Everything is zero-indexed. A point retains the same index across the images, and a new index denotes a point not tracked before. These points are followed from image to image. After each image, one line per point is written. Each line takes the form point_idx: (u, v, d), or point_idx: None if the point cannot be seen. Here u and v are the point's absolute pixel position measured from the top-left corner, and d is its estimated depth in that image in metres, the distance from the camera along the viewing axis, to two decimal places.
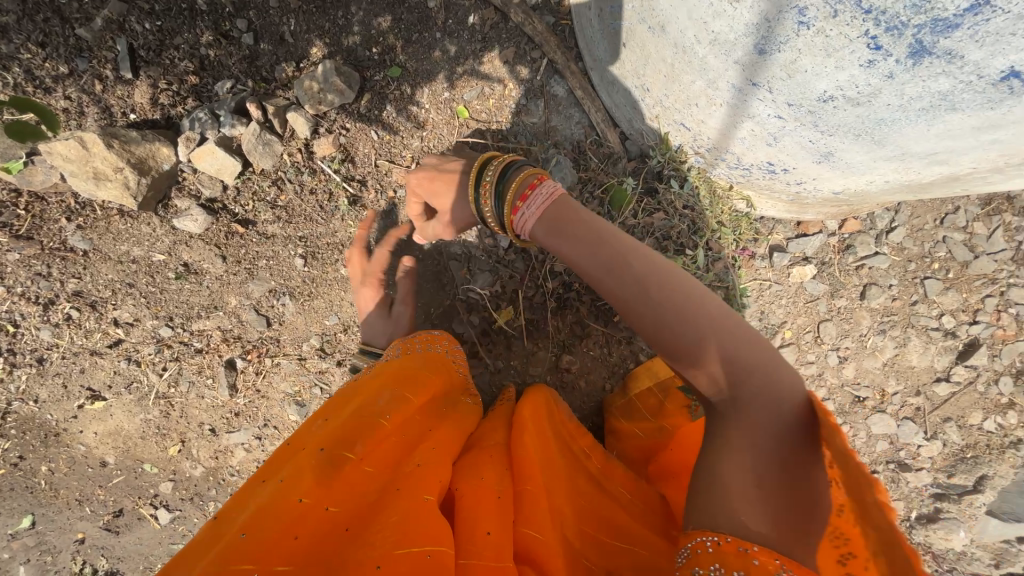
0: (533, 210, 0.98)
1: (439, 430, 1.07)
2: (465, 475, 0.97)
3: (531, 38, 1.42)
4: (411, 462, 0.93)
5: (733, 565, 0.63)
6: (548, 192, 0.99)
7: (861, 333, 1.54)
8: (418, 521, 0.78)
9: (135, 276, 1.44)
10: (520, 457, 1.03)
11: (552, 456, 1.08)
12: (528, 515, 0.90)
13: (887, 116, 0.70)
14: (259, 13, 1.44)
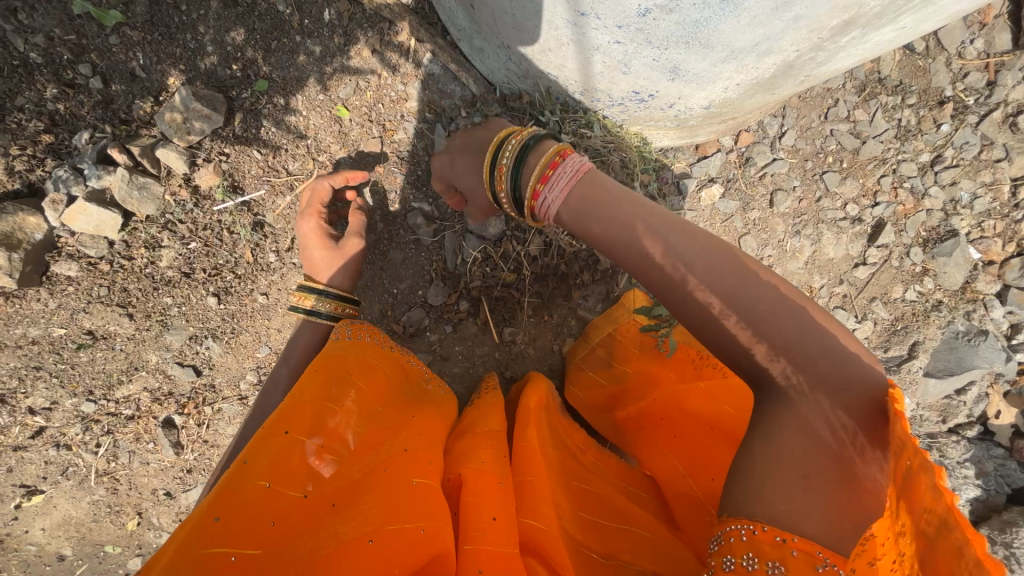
0: (558, 191, 0.90)
1: (422, 418, 1.07)
2: (457, 465, 0.94)
3: (392, 21, 1.39)
4: (395, 448, 0.93)
5: (767, 554, 0.62)
6: (574, 170, 0.92)
7: (779, 239, 1.60)
8: (411, 508, 0.77)
9: (39, 358, 1.35)
10: (523, 446, 1.03)
11: (550, 446, 1.09)
12: (529, 504, 0.88)
13: (699, 16, 0.71)
14: (101, 53, 1.35)
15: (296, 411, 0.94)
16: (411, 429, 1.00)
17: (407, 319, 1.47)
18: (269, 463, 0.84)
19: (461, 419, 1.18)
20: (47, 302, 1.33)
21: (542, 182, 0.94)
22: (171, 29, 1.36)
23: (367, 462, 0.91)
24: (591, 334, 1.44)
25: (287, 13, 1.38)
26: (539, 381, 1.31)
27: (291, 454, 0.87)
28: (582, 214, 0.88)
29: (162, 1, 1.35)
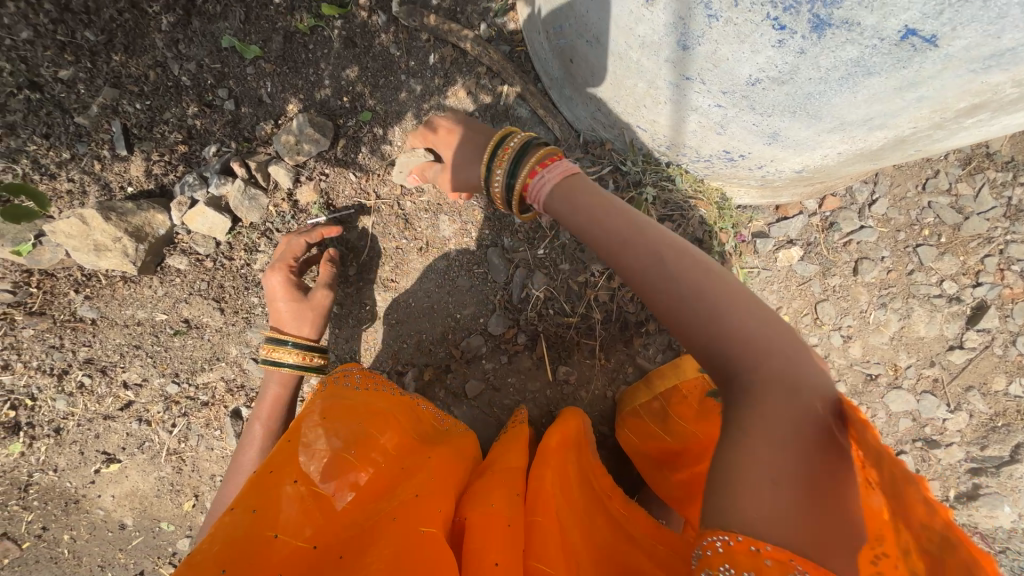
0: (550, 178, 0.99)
1: (436, 457, 1.08)
2: (468, 506, 0.96)
3: (490, 67, 1.50)
4: (405, 492, 0.94)
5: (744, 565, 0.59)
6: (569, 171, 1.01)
7: (862, 309, 1.50)
8: (413, 556, 0.77)
9: (141, 338, 1.50)
10: (534, 487, 1.03)
11: (568, 489, 1.08)
12: (539, 549, 0.88)
13: (813, 89, 0.71)
14: (238, 80, 1.56)
15: (293, 455, 0.96)
16: (425, 471, 1.02)
17: (465, 345, 1.50)
18: (274, 516, 0.85)
19: (487, 455, 1.21)
20: (157, 289, 1.49)
21: (539, 167, 1.02)
22: (298, 63, 1.55)
23: (377, 505, 0.93)
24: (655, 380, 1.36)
25: (398, 55, 1.53)
26: (566, 420, 1.28)
27: (289, 505, 0.87)
28: (566, 199, 0.97)
29: (294, 40, 1.55)
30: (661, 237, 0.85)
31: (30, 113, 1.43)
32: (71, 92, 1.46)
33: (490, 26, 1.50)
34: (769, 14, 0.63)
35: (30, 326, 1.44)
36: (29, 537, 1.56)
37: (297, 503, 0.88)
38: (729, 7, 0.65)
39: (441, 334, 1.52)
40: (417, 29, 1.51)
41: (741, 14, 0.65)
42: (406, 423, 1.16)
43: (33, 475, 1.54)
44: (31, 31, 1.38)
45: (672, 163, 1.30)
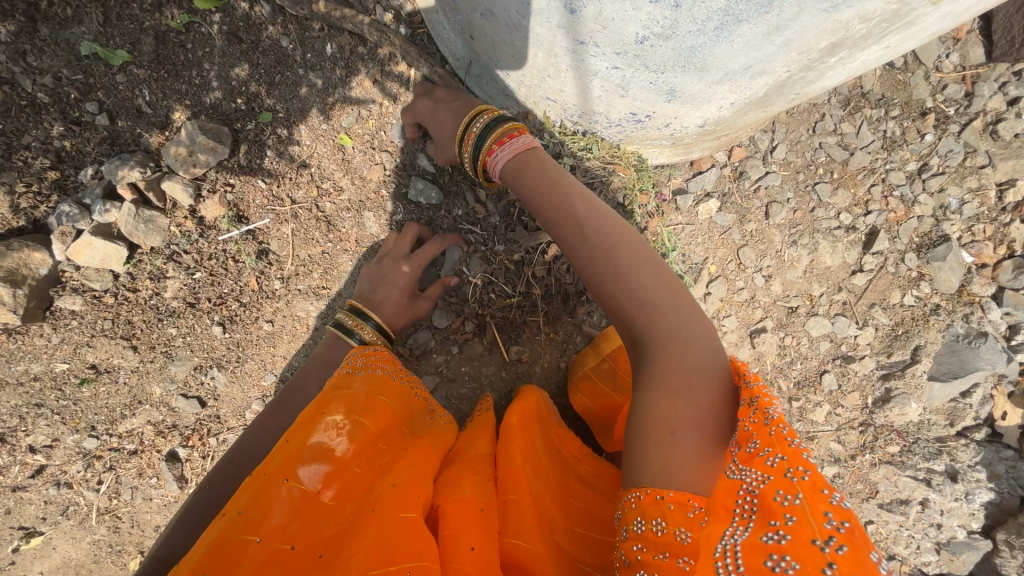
0: (506, 154, 1.08)
1: (414, 449, 1.08)
2: (443, 493, 0.98)
3: (392, 53, 1.43)
4: (385, 483, 0.94)
5: (653, 513, 0.74)
6: (523, 144, 1.09)
7: (777, 249, 1.63)
8: (395, 548, 0.78)
9: (41, 393, 1.33)
10: (505, 469, 1.07)
11: (538, 462, 1.14)
12: (514, 526, 0.94)
13: (695, 42, 0.74)
14: (108, 91, 1.39)
15: (292, 452, 0.91)
16: (403, 461, 1.01)
17: (413, 342, 1.47)
18: (252, 513, 0.82)
19: (457, 442, 1.22)
20: (50, 336, 1.32)
21: (497, 145, 1.11)
22: (177, 66, 1.40)
23: (362, 501, 0.92)
24: (602, 344, 1.44)
25: (291, 48, 1.42)
26: (525, 398, 1.30)
27: (277, 503, 0.84)
28: (517, 181, 1.07)
29: (168, 41, 1.39)
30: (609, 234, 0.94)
31: None
32: None
33: (386, 8, 1.43)
34: None
35: None
36: None
37: (287, 508, 0.84)
38: None
39: None
40: (307, 18, 1.41)
41: None
42: (394, 412, 1.11)
43: None
44: None
45: (588, 132, 1.31)
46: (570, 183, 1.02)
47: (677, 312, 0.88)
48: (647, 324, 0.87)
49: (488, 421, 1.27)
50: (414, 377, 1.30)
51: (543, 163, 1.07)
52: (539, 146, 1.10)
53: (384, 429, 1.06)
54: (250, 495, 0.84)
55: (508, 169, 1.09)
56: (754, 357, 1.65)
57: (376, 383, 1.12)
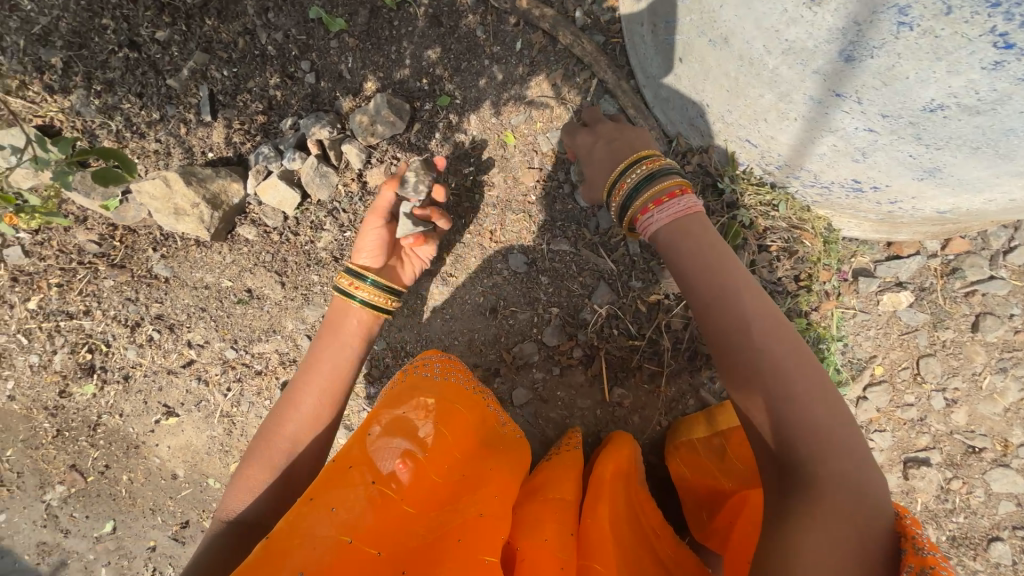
0: (663, 216, 1.00)
1: (497, 472, 1.07)
2: (521, 534, 0.96)
3: (580, 59, 1.38)
4: (470, 509, 0.95)
5: None
6: (685, 206, 1.00)
7: (974, 371, 1.31)
8: None
9: (207, 301, 1.55)
10: (591, 526, 1.00)
11: (620, 526, 1.04)
12: None
13: (1016, 124, 0.62)
14: (321, 53, 1.54)
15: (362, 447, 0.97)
16: (488, 487, 1.01)
17: (517, 350, 1.44)
18: (340, 513, 0.86)
19: (535, 473, 1.19)
20: (225, 255, 1.53)
21: (652, 203, 1.03)
22: (381, 40, 1.51)
23: (438, 520, 0.95)
24: (721, 418, 1.27)
25: (483, 39, 1.45)
26: (619, 450, 1.22)
27: (350, 495, 0.89)
28: (676, 242, 0.98)
29: (380, 16, 1.50)
30: (759, 308, 0.85)
31: (128, 71, 1.55)
32: (167, 55, 1.55)
33: (586, 13, 1.38)
34: (995, 28, 0.54)
35: (112, 277, 1.57)
36: (95, 472, 1.69)
37: (367, 512, 0.88)
38: (937, 15, 0.56)
39: (493, 336, 1.46)
40: (506, 12, 1.42)
41: (950, 25, 0.56)
42: (469, 425, 1.14)
43: (102, 416, 1.66)
44: None
45: (780, 187, 1.15)
46: (737, 263, 0.92)
47: (846, 443, 0.75)
48: (807, 447, 0.75)
49: (573, 461, 1.20)
50: (488, 394, 1.32)
51: (704, 231, 0.98)
52: (702, 210, 1.01)
53: (460, 442, 1.10)
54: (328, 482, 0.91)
55: (665, 229, 1.00)
56: (901, 489, 1.36)
57: (450, 395, 1.14)
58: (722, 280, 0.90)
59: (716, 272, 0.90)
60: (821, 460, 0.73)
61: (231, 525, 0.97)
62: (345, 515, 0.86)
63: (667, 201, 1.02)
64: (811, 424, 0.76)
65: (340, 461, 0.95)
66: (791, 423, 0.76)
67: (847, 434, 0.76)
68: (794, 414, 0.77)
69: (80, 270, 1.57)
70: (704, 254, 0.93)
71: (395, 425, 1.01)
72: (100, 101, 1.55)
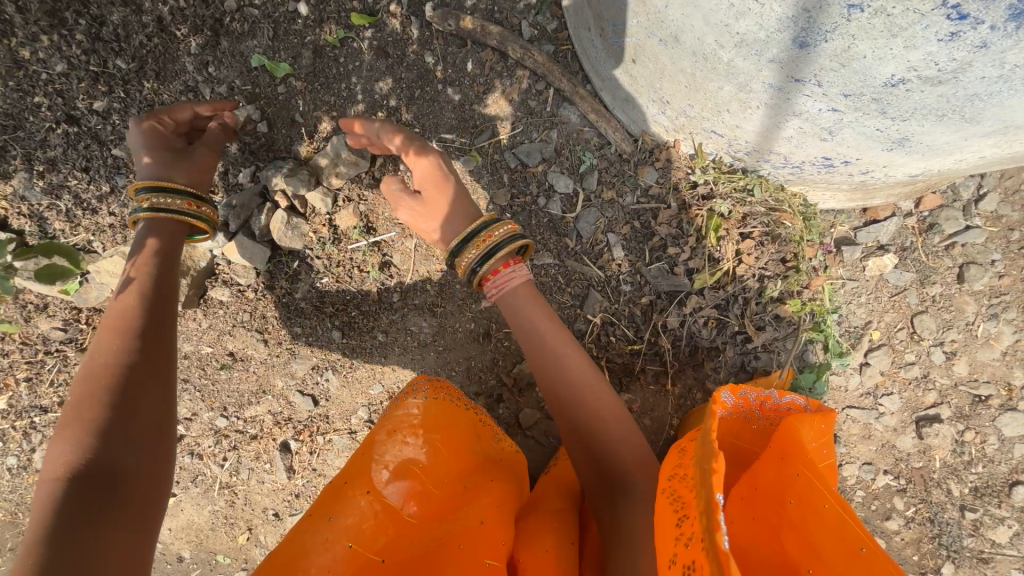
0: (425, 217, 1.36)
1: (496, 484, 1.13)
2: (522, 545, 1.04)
3: (533, 70, 1.37)
4: (470, 518, 1.02)
5: None
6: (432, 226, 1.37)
7: (967, 322, 1.32)
8: None
9: (188, 371, 1.48)
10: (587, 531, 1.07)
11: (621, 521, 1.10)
12: None
13: (981, 88, 0.61)
14: (270, 101, 1.49)
15: (363, 469, 1.05)
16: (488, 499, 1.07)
17: (518, 372, 1.42)
18: (341, 526, 0.96)
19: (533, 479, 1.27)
20: (200, 321, 1.46)
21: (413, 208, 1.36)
22: (329, 79, 1.47)
23: (441, 528, 1.02)
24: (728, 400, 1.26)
25: (433, 63, 1.43)
26: None
27: (351, 508, 0.99)
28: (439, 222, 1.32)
29: (325, 55, 1.47)
30: (542, 321, 1.13)
31: (70, 147, 1.49)
32: (108, 124, 1.50)
33: (532, 24, 1.37)
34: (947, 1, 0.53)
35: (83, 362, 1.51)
36: None
37: (370, 523, 0.98)
38: None
39: (490, 360, 1.43)
40: (451, 34, 1.40)
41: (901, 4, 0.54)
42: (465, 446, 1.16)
43: None
44: (65, 64, 1.44)
45: (751, 171, 1.15)
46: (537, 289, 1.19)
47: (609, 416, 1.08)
48: (601, 428, 1.08)
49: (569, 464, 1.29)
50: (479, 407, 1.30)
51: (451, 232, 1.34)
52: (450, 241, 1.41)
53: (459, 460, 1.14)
54: (332, 503, 1.00)
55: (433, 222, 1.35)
56: (918, 450, 1.36)
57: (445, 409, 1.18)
58: (529, 308, 1.14)
59: (558, 358, 1.11)
60: (609, 433, 1.07)
61: (65, 482, 0.77)
62: (345, 525, 0.96)
63: (498, 272, 1.13)
64: (568, 401, 1.09)
65: (337, 480, 1.05)
66: (559, 402, 1.10)
67: (596, 409, 1.08)
68: (561, 397, 1.10)
69: (48, 360, 1.49)
70: (551, 325, 1.14)
71: (391, 441, 1.09)
72: (43, 181, 1.49)
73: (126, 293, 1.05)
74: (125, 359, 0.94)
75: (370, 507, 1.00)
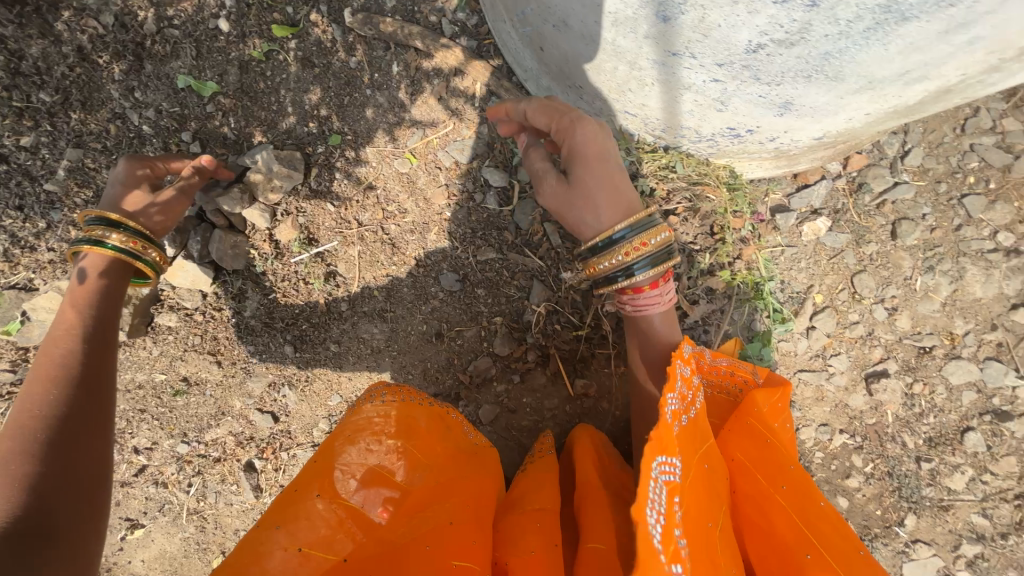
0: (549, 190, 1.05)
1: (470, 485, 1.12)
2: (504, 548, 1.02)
3: (458, 68, 1.37)
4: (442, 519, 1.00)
5: None
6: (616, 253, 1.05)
7: (906, 277, 1.34)
8: None
9: (145, 400, 1.47)
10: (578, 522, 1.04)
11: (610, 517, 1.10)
12: None
13: (832, 48, 0.58)
14: (201, 121, 1.48)
15: (323, 470, 1.04)
16: (460, 500, 1.07)
17: (473, 369, 1.41)
18: (297, 528, 0.93)
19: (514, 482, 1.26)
20: (152, 349, 1.45)
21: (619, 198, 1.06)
22: (258, 93, 1.46)
23: (411, 526, 1.00)
24: None
25: (359, 69, 1.42)
26: (584, 437, 1.26)
27: (308, 511, 0.96)
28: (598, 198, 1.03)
29: (251, 70, 1.46)
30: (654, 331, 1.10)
31: None
32: (37, 159, 1.47)
33: (452, 22, 1.37)
34: None
35: None
36: None
37: (330, 525, 0.96)
38: None
39: (445, 360, 1.42)
40: (374, 38, 1.40)
41: None
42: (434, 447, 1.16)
43: None
44: None
45: (671, 148, 1.17)
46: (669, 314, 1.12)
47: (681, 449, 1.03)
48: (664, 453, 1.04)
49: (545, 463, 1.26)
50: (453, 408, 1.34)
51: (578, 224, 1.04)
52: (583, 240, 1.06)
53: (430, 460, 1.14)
54: (290, 521, 0.94)
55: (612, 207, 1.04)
56: (870, 406, 1.39)
57: (406, 409, 1.18)
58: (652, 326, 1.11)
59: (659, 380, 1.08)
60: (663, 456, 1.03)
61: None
62: (310, 541, 0.92)
63: (644, 292, 1.06)
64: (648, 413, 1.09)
65: (294, 485, 1.02)
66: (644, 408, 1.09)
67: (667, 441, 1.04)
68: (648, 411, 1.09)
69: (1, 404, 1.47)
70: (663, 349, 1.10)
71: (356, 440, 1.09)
72: None
73: (60, 335, 0.99)
74: (58, 408, 0.88)
75: (332, 519, 0.96)
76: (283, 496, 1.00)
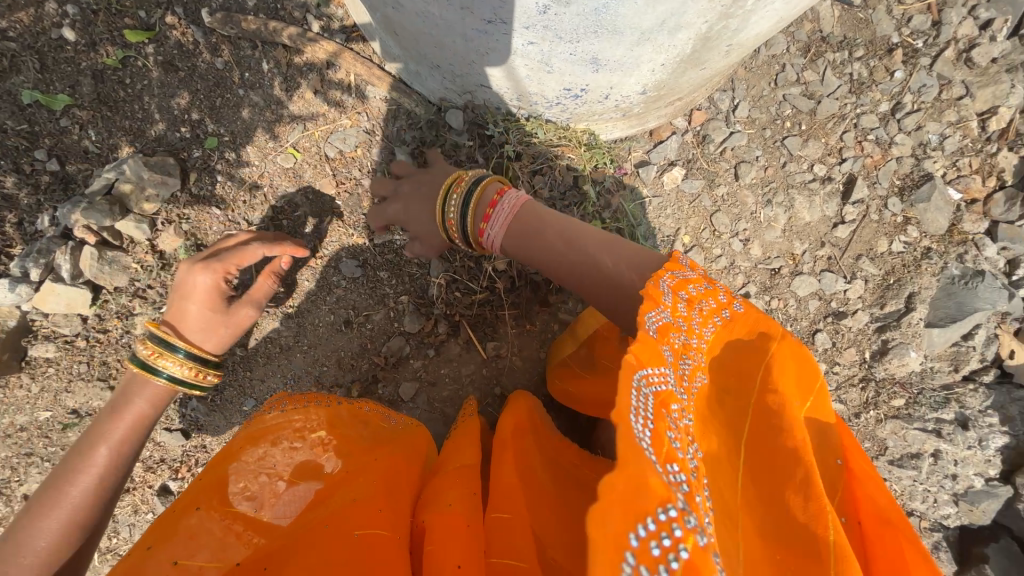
0: (499, 227, 1.09)
1: (385, 462, 1.05)
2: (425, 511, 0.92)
3: (329, 61, 1.40)
4: (345, 499, 0.93)
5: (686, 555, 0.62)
6: (511, 205, 1.10)
7: (752, 211, 1.58)
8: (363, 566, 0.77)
9: (30, 443, 1.35)
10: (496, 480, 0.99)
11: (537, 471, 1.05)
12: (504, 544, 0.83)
13: (597, 5, 0.72)
14: (55, 136, 1.38)
15: (212, 483, 0.94)
16: (372, 476, 1.00)
17: (387, 349, 1.45)
18: (175, 541, 0.82)
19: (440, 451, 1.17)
20: (30, 386, 1.34)
21: (483, 220, 1.12)
22: (119, 102, 1.40)
23: (314, 514, 0.91)
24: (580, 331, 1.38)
25: (227, 69, 1.41)
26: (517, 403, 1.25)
27: (192, 522, 0.85)
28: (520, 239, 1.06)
29: (106, 79, 1.39)
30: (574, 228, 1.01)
31: None
32: None
33: (318, 17, 1.40)
34: None
35: None
36: None
37: (216, 535, 0.84)
38: None
39: (358, 347, 1.45)
40: (238, 37, 1.39)
41: None
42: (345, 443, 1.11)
43: None
44: None
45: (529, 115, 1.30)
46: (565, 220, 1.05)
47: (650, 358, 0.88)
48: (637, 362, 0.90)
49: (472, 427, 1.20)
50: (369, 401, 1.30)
51: (540, 213, 1.08)
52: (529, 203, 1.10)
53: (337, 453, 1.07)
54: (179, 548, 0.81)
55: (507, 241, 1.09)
56: None
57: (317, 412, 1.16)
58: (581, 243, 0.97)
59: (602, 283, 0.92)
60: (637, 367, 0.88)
61: None
62: (205, 561, 0.80)
63: (496, 204, 1.11)
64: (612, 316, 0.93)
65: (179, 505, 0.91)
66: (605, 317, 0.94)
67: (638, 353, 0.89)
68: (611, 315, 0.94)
69: None
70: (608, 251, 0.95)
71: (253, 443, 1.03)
72: None
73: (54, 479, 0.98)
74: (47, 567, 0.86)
75: (230, 532, 0.85)
76: (163, 515, 0.88)
